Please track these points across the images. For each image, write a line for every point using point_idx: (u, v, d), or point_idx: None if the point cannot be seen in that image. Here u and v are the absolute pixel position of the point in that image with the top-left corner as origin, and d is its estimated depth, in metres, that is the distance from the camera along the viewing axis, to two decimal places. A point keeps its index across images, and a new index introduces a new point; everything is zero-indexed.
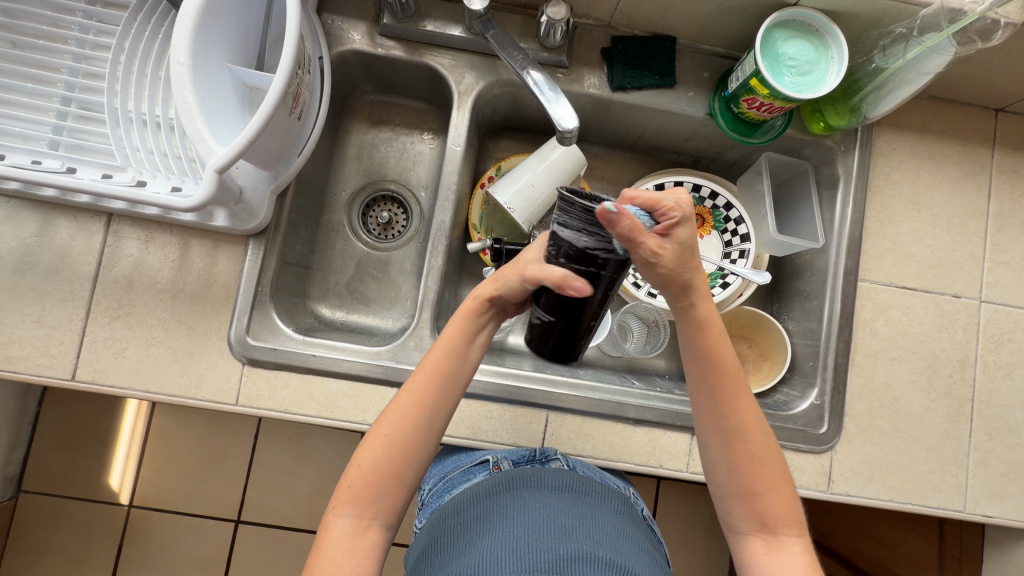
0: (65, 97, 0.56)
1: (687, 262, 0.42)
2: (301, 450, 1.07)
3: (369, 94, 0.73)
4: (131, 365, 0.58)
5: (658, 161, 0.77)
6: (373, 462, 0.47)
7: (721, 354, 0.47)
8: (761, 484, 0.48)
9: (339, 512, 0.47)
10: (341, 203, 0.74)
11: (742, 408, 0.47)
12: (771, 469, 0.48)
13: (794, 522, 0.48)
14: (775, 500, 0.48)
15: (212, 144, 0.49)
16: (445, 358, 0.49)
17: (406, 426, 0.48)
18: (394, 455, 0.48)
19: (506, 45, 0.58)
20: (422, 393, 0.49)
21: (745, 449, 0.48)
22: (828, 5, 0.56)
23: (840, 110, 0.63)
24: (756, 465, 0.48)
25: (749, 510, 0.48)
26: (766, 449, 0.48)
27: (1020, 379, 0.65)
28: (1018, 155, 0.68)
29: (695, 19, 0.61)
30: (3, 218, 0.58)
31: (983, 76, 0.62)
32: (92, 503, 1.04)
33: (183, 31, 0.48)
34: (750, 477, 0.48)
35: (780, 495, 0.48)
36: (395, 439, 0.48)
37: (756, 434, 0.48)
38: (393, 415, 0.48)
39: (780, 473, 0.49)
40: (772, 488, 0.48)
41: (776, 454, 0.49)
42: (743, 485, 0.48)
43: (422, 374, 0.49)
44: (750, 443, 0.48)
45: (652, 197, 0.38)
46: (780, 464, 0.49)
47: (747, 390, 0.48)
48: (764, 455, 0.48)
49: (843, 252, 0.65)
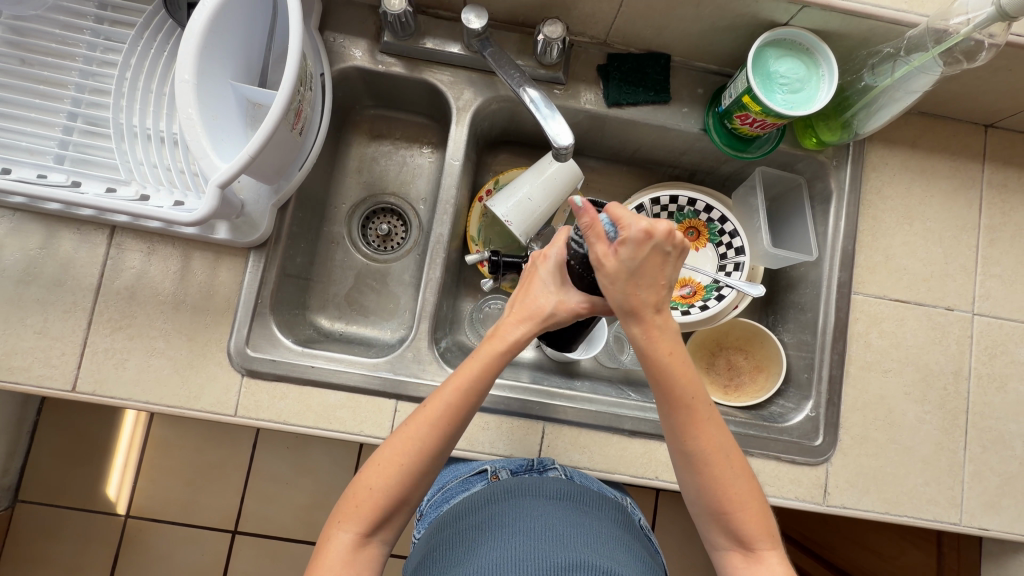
0: (71, 113, 0.57)
1: (640, 284, 0.45)
2: (299, 460, 1.07)
3: (370, 109, 0.75)
4: (131, 375, 0.59)
5: (654, 175, 0.78)
6: (384, 488, 0.47)
7: (676, 379, 0.46)
8: (731, 503, 0.48)
9: (342, 526, 0.47)
10: (341, 215, 0.75)
11: (702, 430, 0.47)
12: (741, 488, 0.48)
13: (765, 538, 0.48)
14: (746, 518, 0.48)
15: (215, 159, 0.50)
16: (468, 390, 0.48)
17: (423, 458, 0.48)
18: (406, 482, 0.47)
19: (504, 63, 0.59)
20: (440, 426, 0.48)
21: (709, 470, 0.47)
22: (818, 25, 0.57)
23: (832, 126, 0.64)
24: (723, 487, 0.47)
25: (723, 527, 0.48)
26: (732, 469, 0.48)
27: (1013, 391, 0.65)
28: (1008, 170, 0.69)
29: (688, 38, 0.62)
30: (9, 230, 0.59)
31: (971, 93, 0.63)
32: (89, 513, 1.04)
33: (188, 50, 0.49)
34: (719, 497, 0.48)
35: (753, 512, 0.48)
36: (408, 468, 0.47)
37: (718, 456, 0.47)
38: (411, 444, 0.47)
39: (751, 489, 0.49)
40: (743, 506, 0.48)
41: (747, 472, 0.49)
42: (714, 505, 0.48)
43: (442, 404, 0.48)
44: (714, 465, 0.47)
45: (620, 213, 0.44)
46: (751, 482, 0.49)
47: (709, 412, 0.48)
48: (729, 475, 0.48)
49: (836, 265, 0.66)
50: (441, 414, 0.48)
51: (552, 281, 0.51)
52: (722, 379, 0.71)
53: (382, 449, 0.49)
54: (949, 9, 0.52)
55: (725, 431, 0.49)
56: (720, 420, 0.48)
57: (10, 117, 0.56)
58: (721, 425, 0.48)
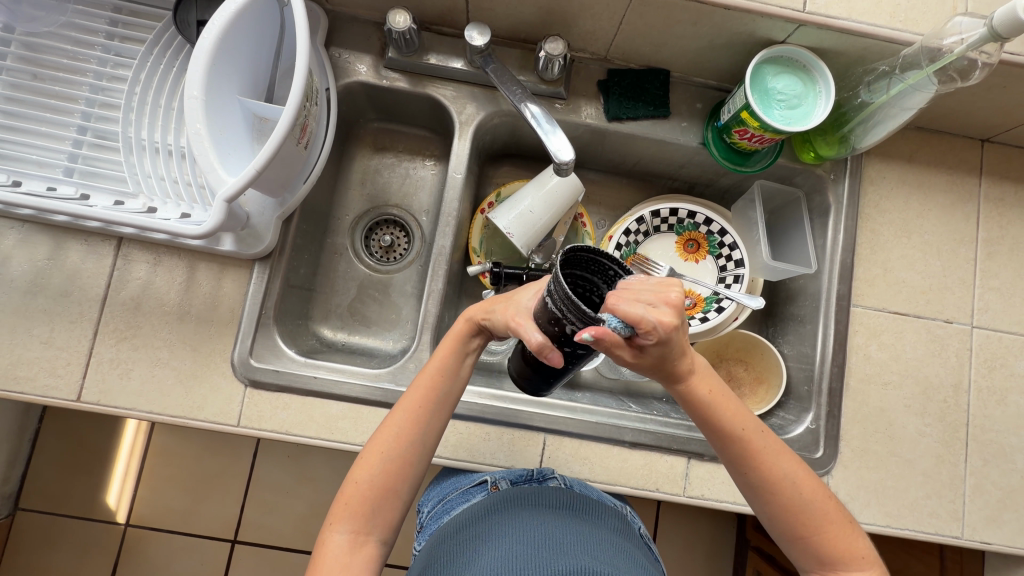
0: (82, 126, 0.58)
1: (672, 358, 0.41)
2: (300, 469, 1.07)
3: (374, 122, 0.76)
4: (135, 386, 0.59)
5: (653, 187, 0.79)
6: (370, 479, 0.48)
7: (720, 414, 0.46)
8: (807, 527, 0.46)
9: (334, 527, 0.47)
10: (344, 226, 0.76)
11: (762, 461, 0.46)
12: (816, 510, 0.46)
13: (860, 559, 0.46)
14: (830, 539, 0.46)
15: (222, 173, 0.51)
16: (439, 374, 0.50)
17: (402, 444, 0.49)
18: (389, 470, 0.48)
19: (506, 79, 0.60)
20: (415, 412, 0.49)
21: (780, 500, 0.46)
22: (815, 42, 0.58)
23: (829, 141, 0.65)
24: (794, 512, 0.46)
25: (805, 552, 0.47)
26: (801, 493, 0.46)
27: (1013, 404, 0.66)
28: (1005, 184, 0.69)
29: (686, 55, 0.64)
30: (17, 241, 0.60)
31: (967, 109, 0.64)
32: (89, 522, 1.04)
33: (198, 67, 0.50)
34: (794, 523, 0.47)
35: (836, 531, 0.46)
36: (391, 457, 0.48)
37: (784, 484, 0.46)
38: (389, 431, 0.49)
39: (829, 510, 0.47)
40: (822, 528, 0.46)
41: (820, 491, 0.47)
42: (793, 531, 0.47)
43: (415, 391, 0.50)
44: (781, 493, 0.46)
45: (636, 316, 0.34)
46: (825, 503, 0.47)
47: (765, 439, 0.47)
48: (802, 501, 0.46)
49: (835, 278, 0.67)
50: (417, 399, 0.50)
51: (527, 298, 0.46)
52: None
53: (367, 443, 0.50)
54: (942, 30, 0.54)
55: (787, 454, 0.48)
56: (779, 444, 0.48)
57: (21, 131, 0.57)
58: (781, 448, 0.48)
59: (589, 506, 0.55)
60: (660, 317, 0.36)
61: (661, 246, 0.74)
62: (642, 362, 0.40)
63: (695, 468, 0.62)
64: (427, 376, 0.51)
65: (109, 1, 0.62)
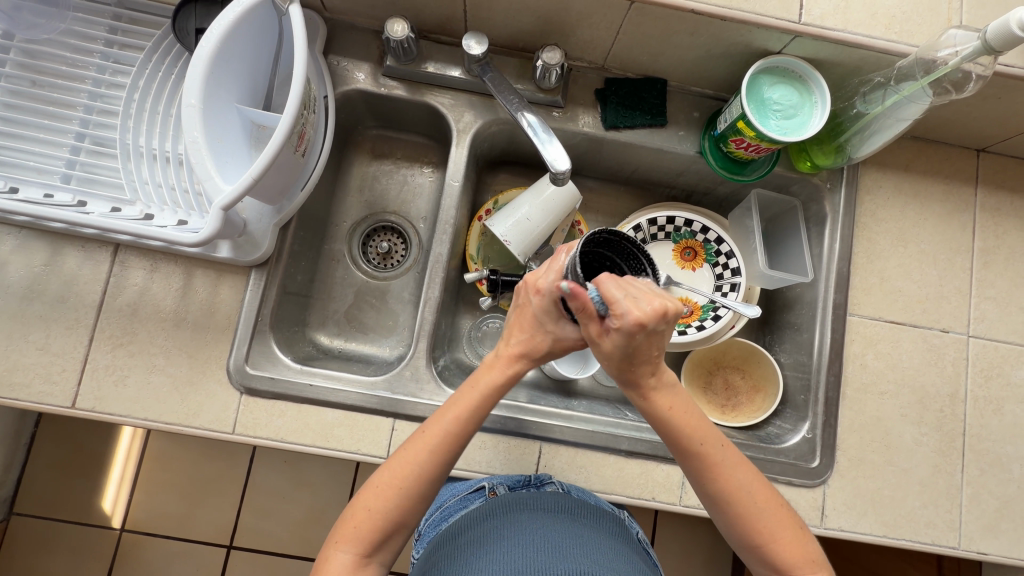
0: (80, 133, 0.58)
1: (635, 358, 0.44)
2: (297, 474, 1.07)
3: (372, 129, 0.76)
4: (131, 393, 0.59)
5: (651, 195, 0.79)
6: (385, 510, 0.47)
7: (681, 428, 0.47)
8: (761, 535, 0.46)
9: (339, 546, 0.47)
10: (342, 233, 0.76)
11: (717, 473, 0.47)
12: (770, 519, 0.46)
13: (810, 566, 0.46)
14: (784, 547, 0.46)
15: (219, 181, 0.51)
16: (469, 416, 0.49)
17: (421, 484, 0.48)
18: (405, 505, 0.47)
19: (503, 88, 0.60)
20: (439, 452, 0.48)
21: (735, 509, 0.46)
22: (810, 53, 0.59)
23: (826, 150, 0.65)
24: (752, 522, 0.46)
25: (762, 560, 0.47)
26: (755, 502, 0.46)
27: (1010, 414, 0.66)
28: (1001, 194, 0.70)
29: (684, 64, 0.64)
30: (14, 248, 0.60)
31: (962, 119, 0.64)
32: (84, 527, 1.03)
33: (196, 75, 0.50)
34: (748, 531, 0.47)
35: (789, 540, 0.46)
36: (408, 493, 0.47)
37: (739, 494, 0.46)
38: (410, 469, 0.47)
39: (783, 518, 0.47)
40: (775, 536, 0.46)
41: (773, 500, 0.47)
42: (746, 538, 0.47)
43: (441, 431, 0.48)
44: (737, 503, 0.46)
45: (609, 294, 0.40)
46: (777, 510, 0.47)
47: (721, 451, 0.47)
48: (755, 510, 0.46)
49: (832, 287, 0.67)
50: (442, 439, 0.48)
51: (546, 319, 0.49)
52: (720, 398, 0.71)
53: (380, 471, 0.49)
54: (936, 43, 0.54)
55: (746, 463, 0.48)
56: (738, 455, 0.48)
57: (20, 137, 0.57)
58: (740, 459, 0.48)
59: (587, 511, 0.55)
60: (639, 308, 0.39)
61: (658, 254, 0.75)
62: (608, 352, 0.45)
63: None
64: (458, 417, 0.49)
65: (109, 9, 0.62)
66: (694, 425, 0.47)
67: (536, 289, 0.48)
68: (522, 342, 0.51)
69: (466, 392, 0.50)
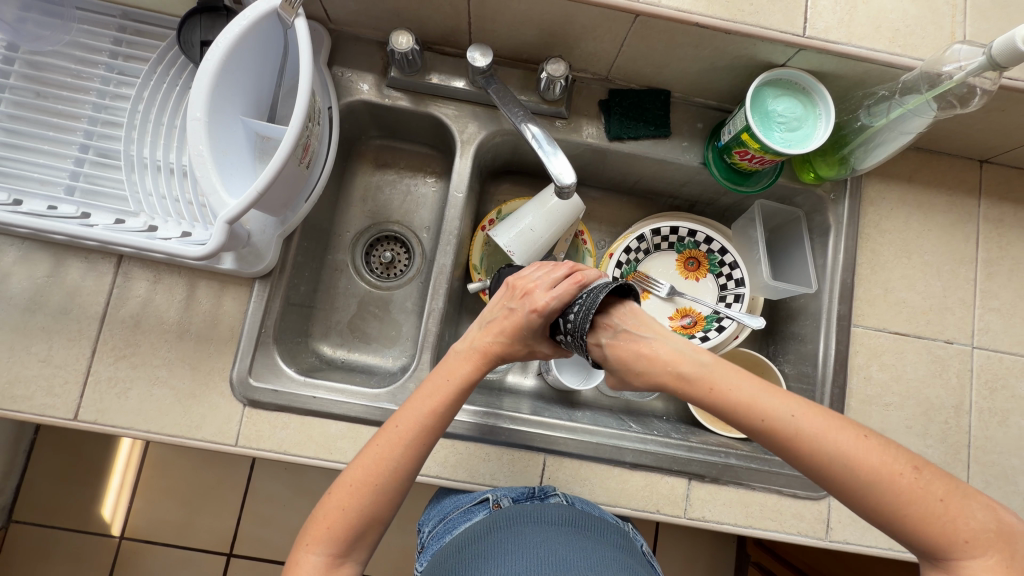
0: (84, 144, 0.58)
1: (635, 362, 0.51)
2: (298, 481, 1.06)
3: (376, 139, 0.76)
4: (133, 405, 0.59)
5: (654, 205, 0.80)
6: (358, 507, 0.46)
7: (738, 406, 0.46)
8: (886, 513, 0.41)
9: (312, 548, 0.45)
10: (345, 243, 0.76)
11: (810, 453, 0.43)
12: (899, 490, 0.41)
13: (964, 545, 0.39)
14: (928, 520, 0.40)
15: (224, 195, 0.51)
16: (444, 409, 0.49)
17: (398, 476, 0.47)
18: (379, 503, 0.46)
19: (507, 100, 0.60)
20: (415, 444, 0.48)
21: (852, 485, 0.42)
22: (815, 66, 0.59)
23: (830, 162, 0.64)
24: (862, 494, 0.42)
25: (900, 539, 0.42)
26: (861, 473, 0.41)
27: (1015, 425, 0.65)
28: (1004, 205, 0.70)
29: (687, 76, 0.64)
30: (17, 259, 0.60)
31: (966, 131, 0.65)
32: (83, 534, 1.02)
33: (201, 88, 0.50)
34: (877, 508, 0.41)
35: (930, 511, 0.40)
36: (382, 487, 0.46)
37: (834, 465, 0.42)
38: (386, 462, 0.47)
39: (912, 489, 0.41)
40: (904, 512, 0.41)
41: (889, 468, 0.41)
42: (884, 518, 0.42)
43: (416, 421, 0.48)
44: (839, 477, 0.42)
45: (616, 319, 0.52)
46: (897, 477, 0.41)
47: (809, 423, 0.43)
48: (863, 481, 0.41)
49: (836, 298, 0.67)
50: (417, 433, 0.48)
51: (532, 330, 0.52)
52: None
53: (354, 467, 0.47)
54: (941, 57, 0.54)
55: (841, 427, 0.43)
56: (824, 418, 0.43)
57: (24, 149, 0.57)
58: (829, 423, 0.43)
59: (591, 523, 0.55)
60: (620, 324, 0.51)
61: (662, 264, 0.75)
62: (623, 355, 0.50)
63: (695, 489, 0.62)
64: (432, 412, 0.49)
65: (114, 20, 0.63)
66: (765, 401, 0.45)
67: (534, 308, 0.51)
68: (508, 349, 0.53)
69: (440, 391, 0.50)
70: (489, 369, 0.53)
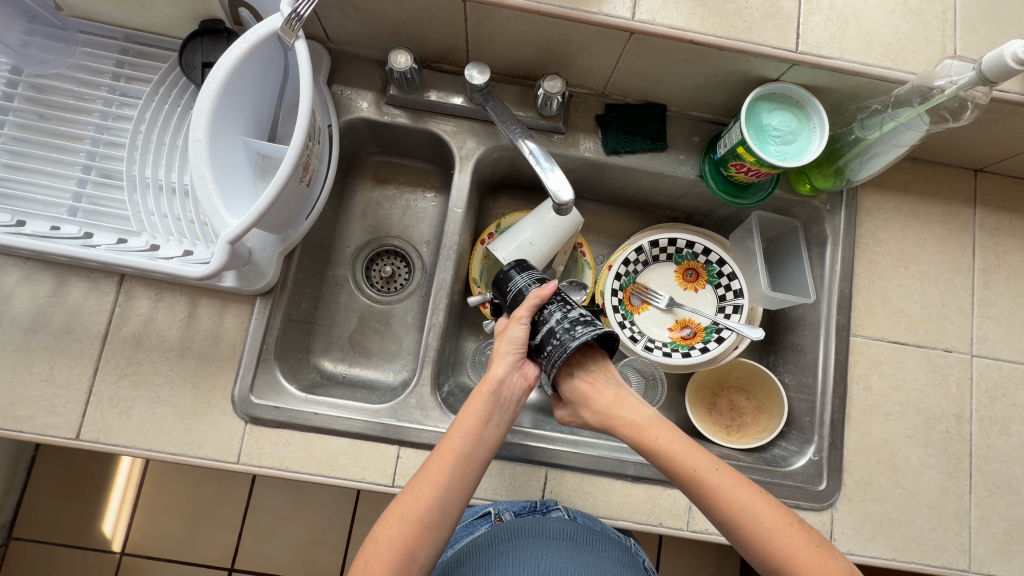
0: (86, 165, 0.59)
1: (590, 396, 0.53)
2: (299, 495, 1.06)
3: (376, 155, 0.77)
4: (135, 424, 0.59)
5: (651, 217, 0.80)
6: (390, 543, 0.44)
7: (671, 456, 0.50)
8: (777, 559, 0.46)
9: None
10: (345, 258, 0.76)
11: (712, 499, 0.48)
12: (782, 538, 0.46)
13: None
14: (802, 568, 0.45)
15: (226, 215, 0.51)
16: (463, 439, 0.49)
17: (422, 507, 0.46)
18: (410, 537, 0.45)
19: (505, 117, 0.61)
20: (436, 472, 0.47)
21: (744, 533, 0.47)
22: (808, 81, 0.60)
23: (826, 173, 0.65)
24: (761, 542, 0.47)
25: None
26: (762, 521, 0.47)
27: (1016, 434, 0.65)
28: (1000, 213, 0.70)
29: (682, 91, 0.65)
30: (19, 279, 0.60)
31: (960, 142, 0.65)
32: (83, 551, 1.02)
33: (202, 110, 0.50)
34: (763, 553, 0.47)
35: (808, 560, 0.46)
36: (409, 519, 0.45)
37: (744, 515, 0.47)
38: (410, 494, 0.46)
39: (796, 539, 0.47)
40: (792, 557, 0.46)
41: (783, 520, 0.47)
42: (766, 563, 0.47)
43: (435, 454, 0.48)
44: (745, 526, 0.47)
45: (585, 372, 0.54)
46: (789, 527, 0.47)
47: (720, 476, 0.49)
48: (764, 531, 0.47)
49: (834, 307, 0.67)
50: (437, 461, 0.48)
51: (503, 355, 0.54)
52: (725, 419, 0.71)
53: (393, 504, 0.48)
54: (932, 72, 0.55)
55: (746, 485, 0.49)
56: (737, 476, 0.50)
57: (28, 170, 0.58)
58: (740, 481, 0.49)
59: (590, 537, 0.55)
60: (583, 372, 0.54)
61: (660, 275, 0.75)
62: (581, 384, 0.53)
63: None
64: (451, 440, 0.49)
65: (117, 43, 0.64)
66: (686, 453, 0.50)
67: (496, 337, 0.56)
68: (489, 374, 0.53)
69: (459, 421, 0.50)
70: (507, 403, 0.52)
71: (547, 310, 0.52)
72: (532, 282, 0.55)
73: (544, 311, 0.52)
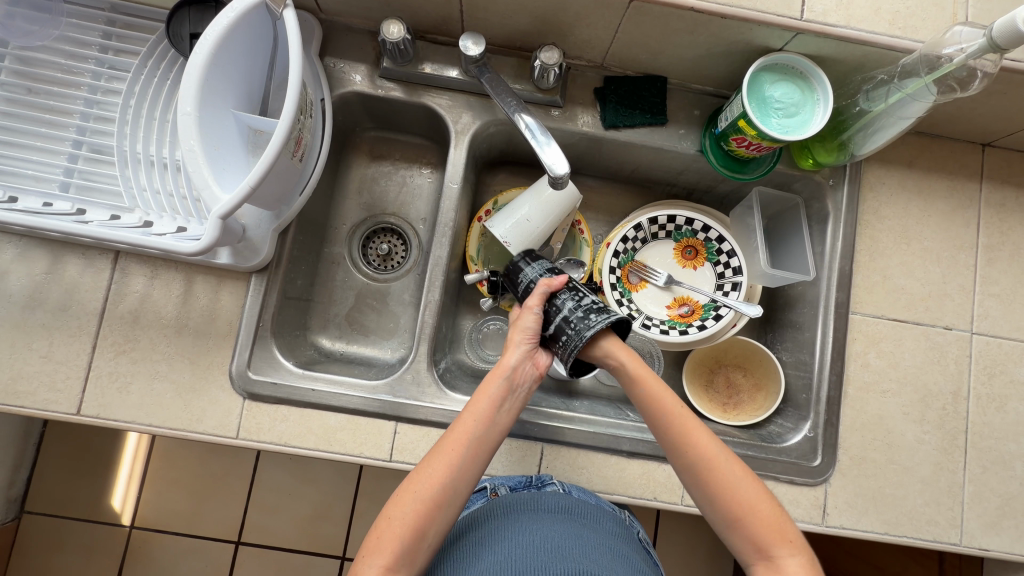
0: (76, 141, 0.58)
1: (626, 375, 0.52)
2: (302, 471, 1.08)
3: (370, 131, 0.76)
4: (135, 399, 0.59)
5: (651, 194, 0.79)
6: (403, 517, 0.45)
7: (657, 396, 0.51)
8: (741, 508, 0.47)
9: (368, 558, 0.44)
10: (341, 236, 0.76)
11: (690, 441, 0.49)
12: (747, 488, 0.48)
13: (789, 541, 0.46)
14: (763, 519, 0.47)
15: (217, 190, 0.50)
16: (478, 423, 0.49)
17: (435, 485, 0.46)
18: (423, 513, 0.45)
19: (500, 90, 0.60)
20: (450, 452, 0.48)
21: (713, 481, 0.48)
22: (813, 50, 0.58)
23: (829, 147, 0.64)
24: (727, 490, 0.47)
25: (742, 536, 0.47)
26: (731, 471, 0.48)
27: (1013, 411, 0.65)
28: (1006, 188, 0.69)
29: (683, 62, 0.63)
30: (14, 257, 0.60)
31: (968, 115, 0.64)
32: (93, 524, 1.04)
33: (191, 82, 0.50)
34: (726, 504, 0.48)
35: (768, 514, 0.47)
36: (423, 498, 0.46)
37: (716, 462, 0.48)
38: (423, 472, 0.47)
39: (759, 494, 0.48)
40: (755, 508, 0.47)
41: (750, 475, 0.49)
42: (728, 513, 0.48)
43: (449, 436, 0.49)
44: (715, 473, 0.48)
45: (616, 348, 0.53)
46: (753, 481, 0.48)
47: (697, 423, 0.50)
48: (732, 480, 0.48)
49: (833, 285, 0.66)
50: (452, 443, 0.48)
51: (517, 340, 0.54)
52: (721, 397, 0.72)
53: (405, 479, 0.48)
54: (941, 39, 0.53)
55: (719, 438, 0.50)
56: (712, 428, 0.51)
57: (18, 145, 0.57)
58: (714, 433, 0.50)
59: (584, 511, 0.55)
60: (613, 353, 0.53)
61: (659, 253, 0.75)
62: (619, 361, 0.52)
63: None
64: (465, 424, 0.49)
65: (103, 14, 0.62)
66: (668, 402, 0.51)
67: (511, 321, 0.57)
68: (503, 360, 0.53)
69: (472, 404, 0.50)
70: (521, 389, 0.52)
71: (558, 299, 0.54)
72: (543, 273, 0.57)
73: (556, 299, 0.54)
